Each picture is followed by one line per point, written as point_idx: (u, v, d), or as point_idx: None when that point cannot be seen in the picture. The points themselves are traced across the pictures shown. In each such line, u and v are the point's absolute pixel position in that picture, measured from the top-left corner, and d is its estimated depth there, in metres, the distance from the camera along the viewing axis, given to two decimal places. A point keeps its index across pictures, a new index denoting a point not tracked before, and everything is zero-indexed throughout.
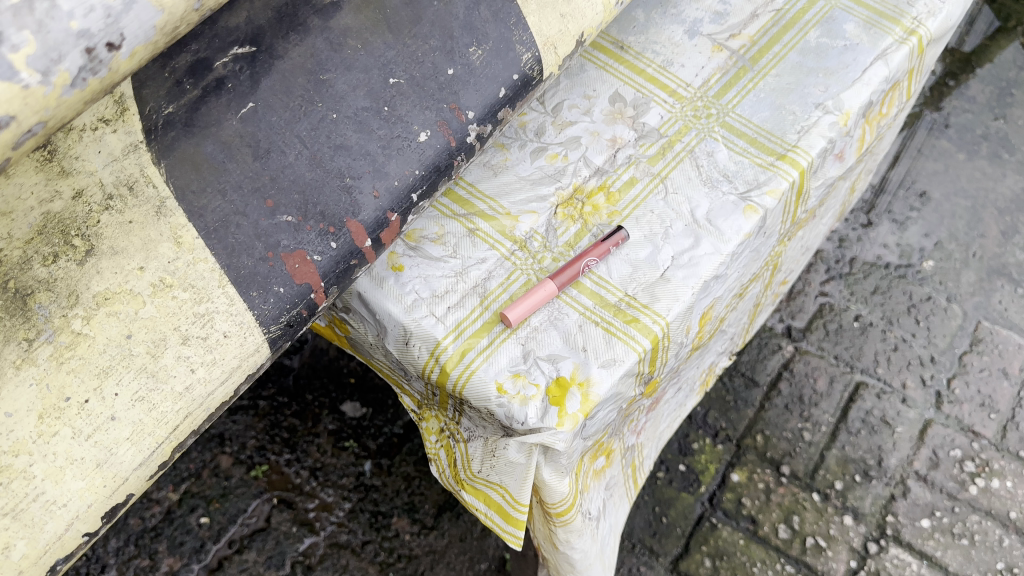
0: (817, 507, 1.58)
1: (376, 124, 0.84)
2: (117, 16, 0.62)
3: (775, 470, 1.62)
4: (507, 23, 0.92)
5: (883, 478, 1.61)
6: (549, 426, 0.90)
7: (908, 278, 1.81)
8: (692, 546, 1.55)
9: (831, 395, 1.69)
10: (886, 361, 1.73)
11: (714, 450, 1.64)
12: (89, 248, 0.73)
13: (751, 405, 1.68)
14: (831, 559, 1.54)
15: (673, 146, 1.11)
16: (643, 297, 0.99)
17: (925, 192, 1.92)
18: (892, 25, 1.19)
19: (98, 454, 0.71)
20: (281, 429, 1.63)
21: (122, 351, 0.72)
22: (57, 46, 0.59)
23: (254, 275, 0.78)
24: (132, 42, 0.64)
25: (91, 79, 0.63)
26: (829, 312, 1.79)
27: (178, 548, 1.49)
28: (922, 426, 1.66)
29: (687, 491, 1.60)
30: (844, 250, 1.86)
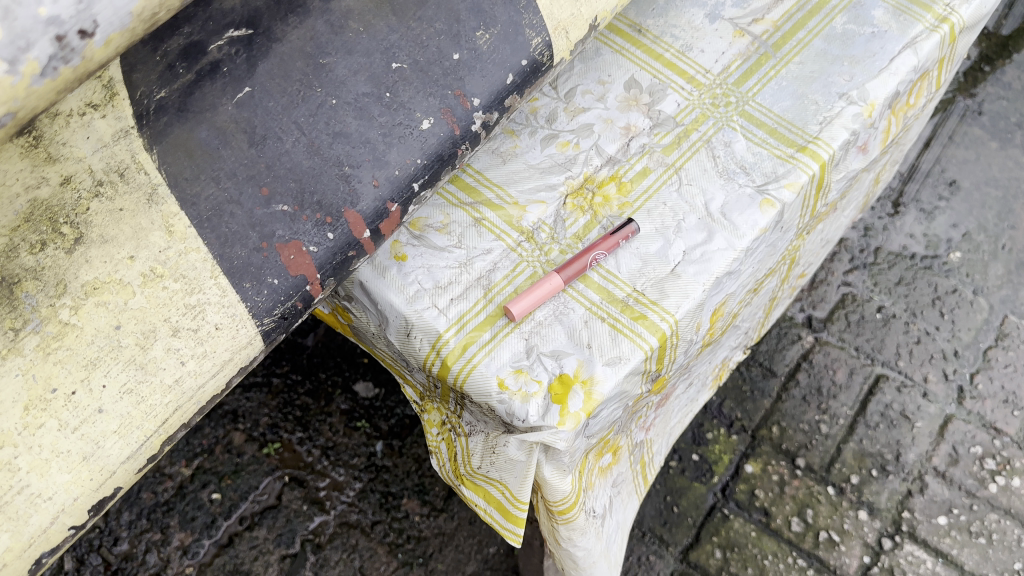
0: (832, 501, 1.55)
1: (377, 111, 0.82)
2: (89, 3, 0.60)
3: (790, 462, 1.59)
4: (516, 6, 0.88)
5: (901, 473, 1.57)
6: (550, 425, 0.87)
7: (934, 269, 1.76)
8: (703, 536, 1.52)
9: (851, 387, 1.65)
10: (908, 354, 1.68)
11: (729, 441, 1.61)
12: (78, 235, 0.71)
13: (768, 395, 1.65)
14: (844, 554, 1.51)
15: (690, 135, 1.07)
16: (651, 293, 0.96)
17: (955, 180, 1.86)
18: (923, 12, 1.14)
19: (84, 447, 0.70)
20: (294, 408, 1.59)
21: (111, 342, 0.71)
22: (25, 34, 0.57)
23: (248, 265, 0.76)
24: (106, 29, 0.62)
25: (63, 68, 0.61)
26: (851, 302, 1.74)
27: (189, 524, 1.47)
28: (943, 422, 1.62)
29: (700, 481, 1.57)
30: (869, 239, 1.81)
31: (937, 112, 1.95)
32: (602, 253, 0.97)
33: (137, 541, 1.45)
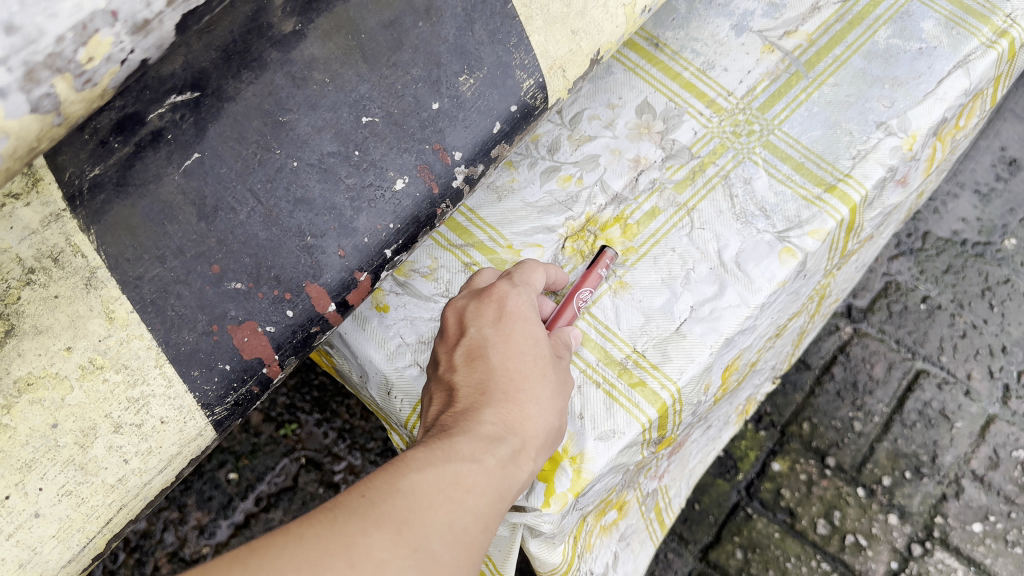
0: (861, 503, 1.36)
1: (344, 171, 0.74)
2: None
3: (819, 461, 1.39)
4: (505, 45, 0.79)
5: (936, 475, 1.37)
6: (534, 507, 0.81)
7: (986, 257, 1.53)
8: (724, 535, 1.34)
9: (889, 383, 1.44)
10: (952, 349, 1.46)
11: (756, 437, 1.42)
12: (8, 327, 0.65)
13: (800, 389, 1.44)
14: (871, 559, 1.32)
15: (706, 169, 0.97)
16: (653, 355, 0.88)
17: (1017, 158, 1.60)
18: (979, 24, 1.01)
19: (20, 554, 0.65)
20: (312, 388, 1.38)
21: (47, 443, 0.65)
22: None
23: (196, 352, 0.69)
24: None
25: None
26: (895, 291, 1.51)
27: (206, 503, 1.29)
28: (984, 422, 1.41)
29: (723, 478, 1.39)
30: (917, 222, 1.57)
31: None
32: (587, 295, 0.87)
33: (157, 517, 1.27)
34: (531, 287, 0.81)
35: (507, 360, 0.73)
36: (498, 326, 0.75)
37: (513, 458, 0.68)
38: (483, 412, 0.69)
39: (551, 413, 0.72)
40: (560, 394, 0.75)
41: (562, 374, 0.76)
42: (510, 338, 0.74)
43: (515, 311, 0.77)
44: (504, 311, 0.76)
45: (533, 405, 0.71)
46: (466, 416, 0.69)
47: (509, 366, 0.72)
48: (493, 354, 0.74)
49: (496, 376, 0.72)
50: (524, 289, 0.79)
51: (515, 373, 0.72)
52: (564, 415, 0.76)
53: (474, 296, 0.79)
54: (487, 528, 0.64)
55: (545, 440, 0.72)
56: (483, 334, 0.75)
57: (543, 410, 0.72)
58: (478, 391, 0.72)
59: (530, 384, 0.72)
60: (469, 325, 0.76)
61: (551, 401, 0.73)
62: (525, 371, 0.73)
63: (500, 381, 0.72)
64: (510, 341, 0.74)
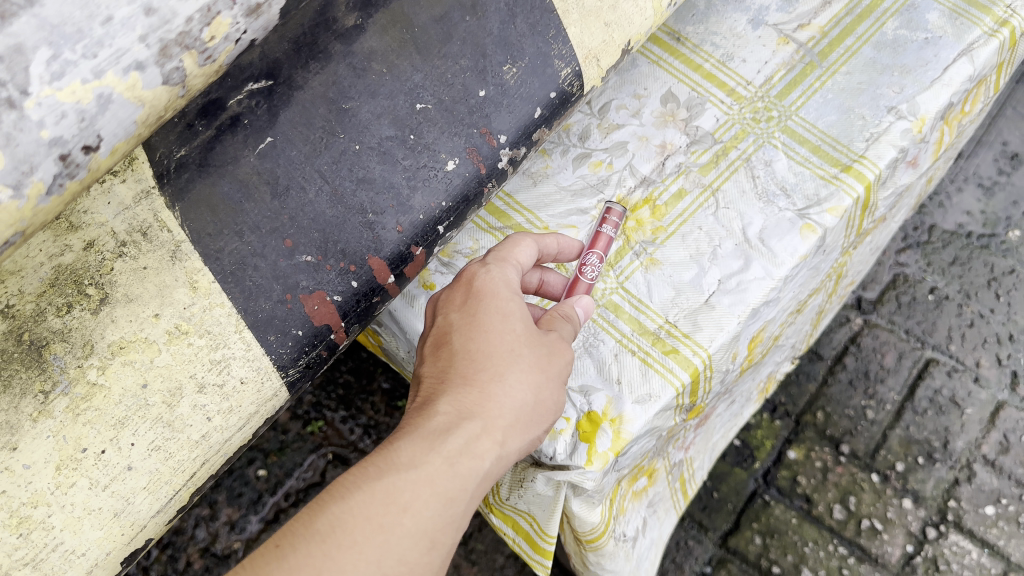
0: (876, 489, 1.41)
1: (401, 154, 0.80)
2: (92, 118, 0.57)
3: (834, 448, 1.44)
4: (545, 36, 0.85)
5: (948, 461, 1.42)
6: (577, 465, 0.87)
7: (991, 249, 1.58)
8: (743, 522, 1.39)
9: (899, 371, 1.49)
10: (960, 338, 1.52)
11: (772, 426, 1.46)
12: (103, 296, 0.71)
13: (813, 379, 1.49)
14: (887, 543, 1.37)
15: (728, 153, 1.03)
16: (684, 325, 0.94)
17: (1018, 153, 1.67)
18: (981, 14, 1.07)
19: (115, 504, 0.71)
20: (337, 386, 1.44)
21: (138, 402, 0.71)
22: (29, 158, 0.55)
23: (272, 319, 0.76)
24: (111, 141, 0.60)
25: (69, 183, 0.59)
26: (903, 283, 1.57)
27: (236, 499, 1.34)
28: (994, 409, 1.46)
29: (741, 467, 1.43)
30: (923, 216, 1.63)
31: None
32: (600, 261, 0.92)
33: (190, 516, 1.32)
34: (515, 260, 0.80)
35: (470, 344, 0.74)
36: (465, 308, 0.76)
37: (468, 454, 0.69)
38: (440, 405, 0.71)
39: (518, 392, 0.72)
40: (536, 368, 0.74)
41: (543, 347, 0.75)
42: (474, 320, 0.75)
43: (484, 288, 0.77)
44: (472, 292, 0.77)
45: (494, 388, 0.72)
46: (422, 410, 0.71)
47: (470, 351, 0.73)
48: (457, 340, 0.75)
49: (458, 362, 0.73)
50: (501, 263, 0.79)
51: (477, 360, 0.73)
52: (547, 388, 0.75)
53: (454, 278, 0.81)
54: (437, 535, 0.66)
55: (517, 421, 0.73)
56: (450, 321, 0.76)
57: (509, 392, 0.72)
58: (441, 380, 0.74)
59: (490, 367, 0.72)
60: (441, 310, 0.78)
61: (518, 381, 0.72)
62: (486, 354, 0.73)
63: (460, 369, 0.73)
64: (472, 326, 0.75)
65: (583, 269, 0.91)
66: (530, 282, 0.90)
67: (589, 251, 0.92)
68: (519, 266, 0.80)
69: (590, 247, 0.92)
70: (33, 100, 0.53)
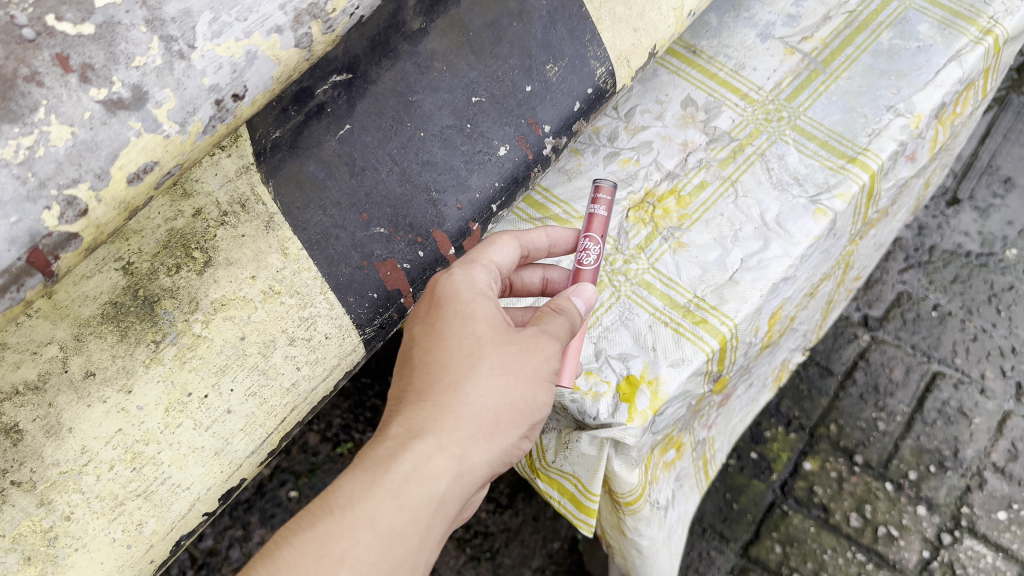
0: (890, 497, 1.46)
1: (460, 140, 0.91)
2: (242, 70, 0.66)
3: (848, 459, 1.50)
4: (582, 40, 0.97)
5: (959, 468, 1.48)
6: (619, 422, 0.95)
7: (990, 266, 1.67)
8: (763, 532, 1.44)
9: (908, 385, 1.56)
10: (965, 351, 1.59)
11: (787, 439, 1.53)
12: (207, 259, 0.81)
13: (825, 394, 1.56)
14: (904, 549, 1.41)
15: (744, 149, 1.14)
16: (711, 298, 1.03)
17: (1010, 178, 1.77)
18: (967, 25, 1.19)
19: (216, 443, 0.80)
20: (365, 410, 1.52)
21: (237, 352, 0.81)
22: (193, 101, 0.64)
23: (352, 282, 0.86)
24: (253, 93, 0.69)
25: (221, 127, 0.67)
26: (907, 301, 1.66)
27: (270, 521, 1.40)
28: (1001, 418, 1.52)
29: (759, 479, 1.49)
30: (924, 238, 1.72)
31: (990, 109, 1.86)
32: (597, 244, 0.91)
33: (220, 539, 1.38)
34: (489, 261, 0.78)
35: (428, 357, 0.71)
36: (427, 319, 0.74)
37: (418, 480, 0.65)
38: (391, 428, 0.68)
39: (477, 400, 0.69)
40: (500, 369, 0.70)
41: (511, 345, 0.71)
42: (434, 329, 0.72)
43: (447, 295, 0.74)
44: (434, 301, 0.75)
45: (449, 400, 0.68)
46: (377, 435, 0.69)
47: (428, 364, 0.71)
48: (417, 353, 0.72)
49: (417, 379, 0.71)
50: (469, 266, 0.77)
51: (433, 373, 0.70)
52: (516, 390, 0.70)
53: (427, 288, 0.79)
54: None
55: (479, 431, 0.69)
56: (412, 335, 0.74)
57: (467, 401, 0.69)
58: (400, 401, 0.71)
59: (445, 378, 0.69)
60: (409, 325, 0.76)
61: (476, 387, 0.69)
62: (443, 363, 0.70)
63: (416, 385, 0.70)
64: (431, 336, 0.72)
65: (580, 257, 0.91)
66: (532, 282, 0.95)
67: (584, 237, 0.92)
68: (491, 265, 0.78)
69: (586, 232, 0.92)
70: (198, 53, 0.63)
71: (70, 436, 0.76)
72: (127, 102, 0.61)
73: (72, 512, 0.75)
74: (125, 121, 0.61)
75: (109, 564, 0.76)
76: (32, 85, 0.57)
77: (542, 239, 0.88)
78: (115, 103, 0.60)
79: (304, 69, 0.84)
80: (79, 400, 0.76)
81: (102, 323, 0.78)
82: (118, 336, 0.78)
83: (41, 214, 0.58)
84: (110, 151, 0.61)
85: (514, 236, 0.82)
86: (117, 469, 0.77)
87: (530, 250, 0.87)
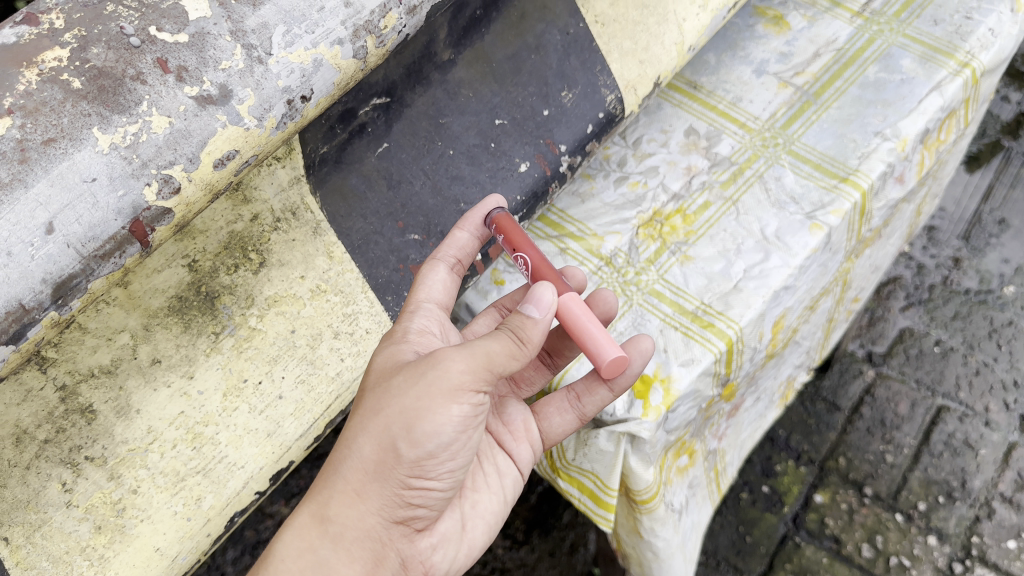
0: (901, 528, 1.46)
1: (485, 158, 1.01)
2: (310, 75, 0.76)
3: (858, 491, 1.50)
4: (593, 71, 1.08)
5: (967, 499, 1.47)
6: (635, 417, 1.03)
7: (989, 303, 1.66)
8: (776, 564, 1.44)
9: (913, 418, 1.56)
10: (968, 385, 1.59)
11: (797, 472, 1.53)
12: (262, 260, 0.90)
13: (833, 428, 1.56)
14: None
15: (744, 172, 1.23)
16: (718, 305, 1.11)
17: (1004, 219, 1.75)
18: (946, 59, 1.29)
19: (268, 426, 0.88)
20: None
21: (288, 343, 0.90)
22: (268, 100, 0.74)
23: (389, 283, 0.95)
24: (318, 96, 0.78)
25: (289, 124, 0.77)
26: (909, 337, 1.65)
27: None
28: (1007, 450, 1.51)
29: (771, 512, 1.50)
30: (922, 277, 1.71)
31: (989, 160, 1.83)
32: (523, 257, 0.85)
33: None
34: (420, 301, 0.83)
35: None
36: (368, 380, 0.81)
37: (298, 551, 0.72)
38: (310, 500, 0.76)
39: (348, 452, 0.72)
40: (369, 411, 0.72)
41: (388, 383, 0.72)
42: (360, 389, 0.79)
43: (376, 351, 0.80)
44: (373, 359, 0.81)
45: (332, 460, 0.74)
46: None
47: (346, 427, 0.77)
48: None
49: None
50: (405, 314, 0.81)
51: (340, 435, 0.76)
52: (383, 426, 0.70)
53: None
54: None
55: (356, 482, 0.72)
56: None
57: (345, 456, 0.73)
58: None
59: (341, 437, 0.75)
60: None
61: (348, 440, 0.72)
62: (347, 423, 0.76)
63: None
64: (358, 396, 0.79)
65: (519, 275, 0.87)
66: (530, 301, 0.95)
67: (513, 253, 0.86)
68: (421, 305, 0.82)
69: (514, 249, 0.86)
70: (274, 59, 0.73)
71: (137, 416, 0.83)
72: (214, 98, 0.71)
73: (139, 487, 0.83)
74: (213, 114, 0.71)
75: (171, 535, 0.83)
76: (137, 83, 0.69)
77: (463, 235, 0.87)
78: (205, 98, 0.71)
79: (349, 91, 0.94)
80: (147, 384, 0.84)
81: (168, 314, 0.86)
82: (182, 327, 0.87)
83: (143, 189, 0.69)
84: (200, 139, 0.71)
85: (434, 259, 0.86)
86: (179, 448, 0.84)
87: (458, 252, 0.87)
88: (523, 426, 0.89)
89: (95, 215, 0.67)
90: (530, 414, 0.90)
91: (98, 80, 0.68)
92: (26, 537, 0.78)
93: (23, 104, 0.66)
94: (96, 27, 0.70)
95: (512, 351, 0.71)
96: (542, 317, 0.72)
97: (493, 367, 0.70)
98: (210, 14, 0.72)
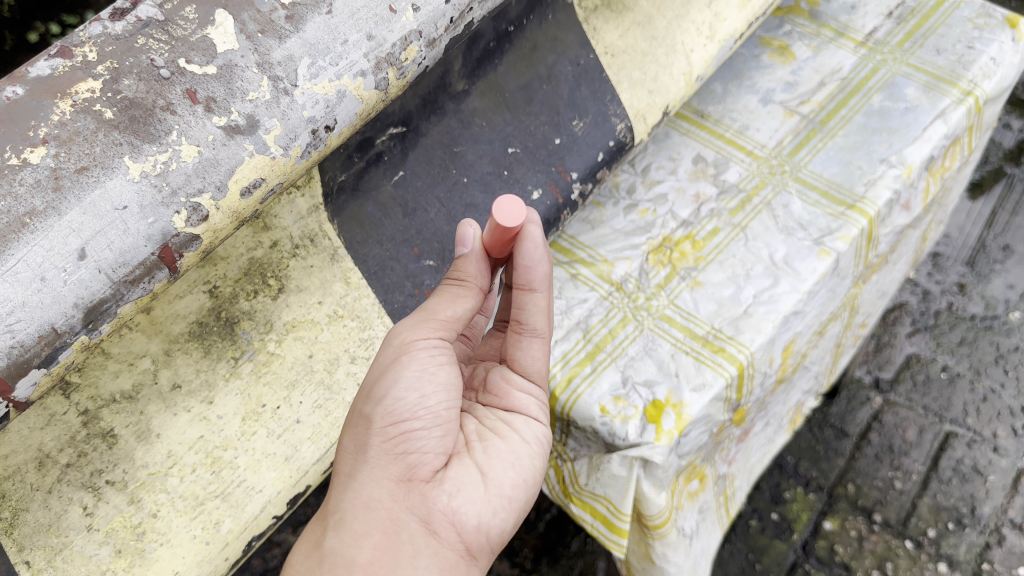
0: (911, 555, 1.46)
1: (498, 185, 1.03)
2: (334, 106, 0.79)
3: (867, 518, 1.50)
4: (603, 100, 1.10)
5: (977, 526, 1.48)
6: (648, 441, 1.04)
7: (995, 329, 1.67)
8: None
9: (921, 445, 1.56)
10: (975, 411, 1.59)
11: (807, 499, 1.52)
12: (280, 286, 0.92)
13: (842, 454, 1.56)
14: None
15: (752, 199, 1.25)
16: (728, 330, 1.12)
17: (1009, 245, 1.76)
18: (950, 87, 1.32)
19: (286, 450, 0.90)
20: None
21: (306, 367, 0.92)
22: (294, 130, 0.77)
23: (404, 308, 0.97)
24: (341, 126, 0.81)
25: (313, 152, 0.80)
26: (916, 363, 1.65)
27: None
28: (1016, 476, 1.51)
29: (780, 539, 1.49)
30: (929, 303, 1.71)
31: (992, 187, 1.84)
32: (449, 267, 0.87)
33: None
34: None
35: None
36: None
37: (308, 552, 0.74)
38: None
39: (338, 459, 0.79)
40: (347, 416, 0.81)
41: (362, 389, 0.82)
42: None
43: None
44: None
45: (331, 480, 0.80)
46: None
47: None
48: None
49: None
50: None
51: None
52: (356, 412, 0.79)
53: None
54: None
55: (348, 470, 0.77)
56: None
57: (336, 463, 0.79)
58: None
59: None
60: None
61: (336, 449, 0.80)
62: None
63: None
64: None
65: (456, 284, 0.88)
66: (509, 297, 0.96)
67: None
68: None
69: None
70: (299, 91, 0.76)
71: (157, 441, 0.85)
72: (242, 128, 0.74)
73: (158, 511, 0.84)
74: (241, 143, 0.74)
75: (190, 559, 0.85)
76: (167, 113, 0.71)
77: None
78: (233, 128, 0.73)
79: (367, 122, 0.95)
80: (167, 408, 0.85)
81: (188, 340, 0.87)
82: (202, 352, 0.87)
83: (171, 217, 0.71)
84: (228, 167, 0.74)
85: None
86: (198, 472, 0.86)
87: None
88: (505, 380, 0.87)
89: (125, 242, 0.70)
90: (505, 367, 0.88)
91: (130, 110, 0.70)
92: (47, 560, 0.79)
93: (58, 134, 0.68)
94: (128, 59, 0.71)
95: (454, 296, 0.82)
96: (469, 251, 0.82)
97: (435, 314, 0.80)
98: (238, 47, 0.74)
